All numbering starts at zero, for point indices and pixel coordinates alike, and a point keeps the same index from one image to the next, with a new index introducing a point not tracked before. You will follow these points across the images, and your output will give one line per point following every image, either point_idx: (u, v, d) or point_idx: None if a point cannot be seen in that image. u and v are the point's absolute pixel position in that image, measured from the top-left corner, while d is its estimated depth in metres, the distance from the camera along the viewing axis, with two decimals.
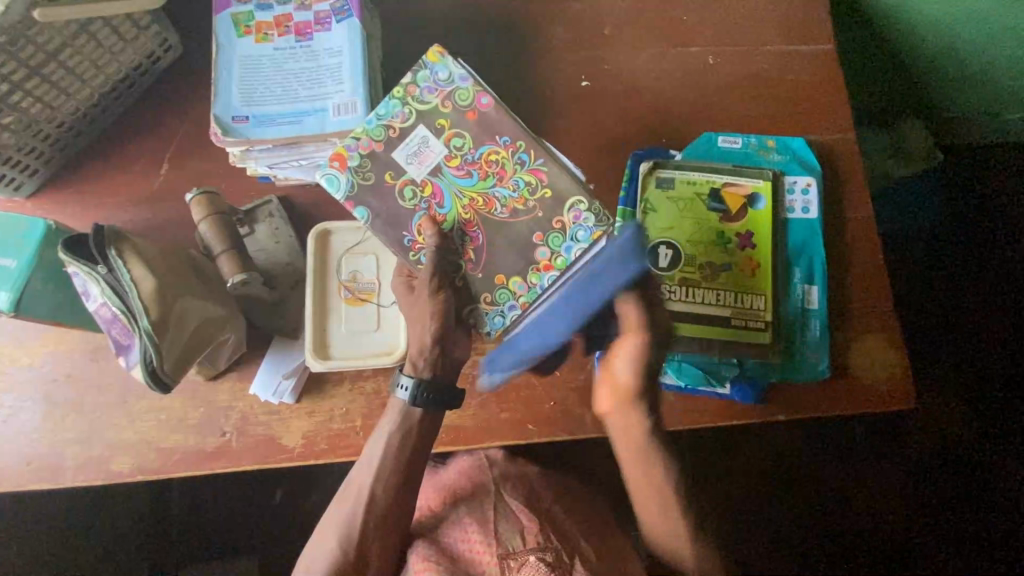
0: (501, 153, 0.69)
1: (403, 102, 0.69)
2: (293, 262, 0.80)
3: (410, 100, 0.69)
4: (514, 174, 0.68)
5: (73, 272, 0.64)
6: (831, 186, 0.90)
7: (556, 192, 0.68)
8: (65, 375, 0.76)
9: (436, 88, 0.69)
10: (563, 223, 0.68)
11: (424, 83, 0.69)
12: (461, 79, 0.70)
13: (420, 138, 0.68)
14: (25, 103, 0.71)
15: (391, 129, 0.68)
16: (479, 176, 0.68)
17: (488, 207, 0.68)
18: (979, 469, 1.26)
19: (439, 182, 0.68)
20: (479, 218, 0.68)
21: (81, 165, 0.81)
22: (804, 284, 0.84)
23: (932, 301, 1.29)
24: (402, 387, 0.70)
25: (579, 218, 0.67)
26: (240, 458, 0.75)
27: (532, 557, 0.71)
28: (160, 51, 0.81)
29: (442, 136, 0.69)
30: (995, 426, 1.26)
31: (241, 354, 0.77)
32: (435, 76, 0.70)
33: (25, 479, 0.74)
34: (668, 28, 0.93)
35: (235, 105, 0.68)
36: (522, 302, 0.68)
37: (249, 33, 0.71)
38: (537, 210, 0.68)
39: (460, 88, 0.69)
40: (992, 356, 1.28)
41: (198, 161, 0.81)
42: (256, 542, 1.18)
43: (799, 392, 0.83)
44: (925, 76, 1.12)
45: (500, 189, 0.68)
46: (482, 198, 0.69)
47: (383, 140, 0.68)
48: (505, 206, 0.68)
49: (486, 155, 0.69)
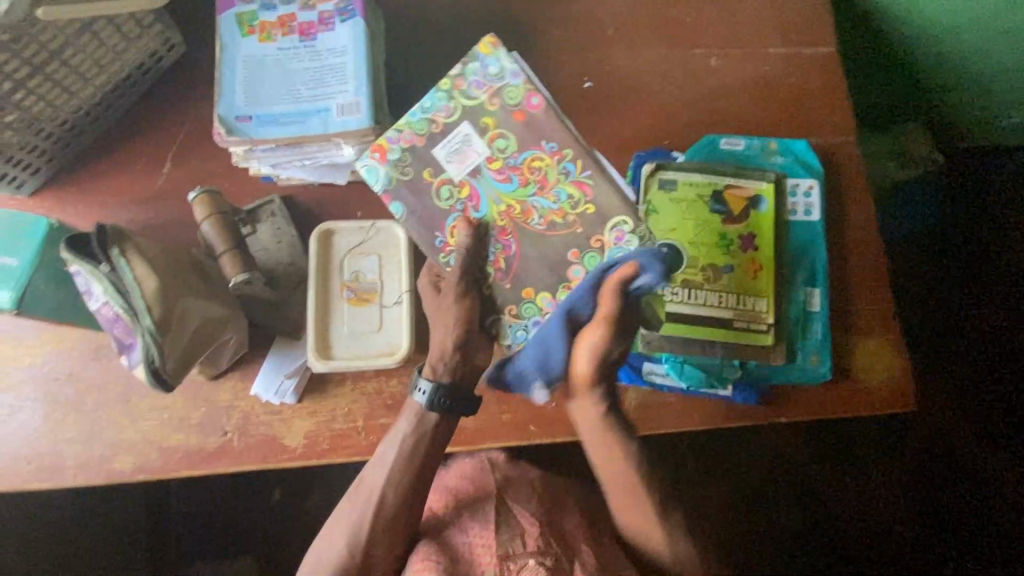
0: (545, 160, 0.69)
1: (451, 95, 0.70)
2: (295, 262, 0.80)
3: (458, 95, 0.70)
4: (557, 186, 0.69)
5: (76, 271, 0.64)
6: (833, 188, 0.90)
7: (600, 209, 0.68)
8: (66, 373, 0.76)
9: (485, 83, 0.70)
10: (602, 243, 0.68)
11: (474, 77, 0.70)
12: (511, 77, 0.70)
13: (461, 137, 0.69)
14: (28, 101, 0.71)
15: (435, 123, 0.70)
16: (522, 183, 0.69)
17: (526, 216, 0.69)
18: (979, 475, 1.25)
19: (478, 184, 0.69)
20: (515, 227, 0.69)
21: (83, 163, 0.81)
22: (806, 286, 0.84)
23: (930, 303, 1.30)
24: (419, 390, 0.70)
25: (619, 239, 0.67)
26: (241, 458, 0.75)
27: (532, 561, 0.71)
28: (163, 49, 0.81)
29: (486, 136, 0.69)
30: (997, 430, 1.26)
31: (242, 354, 0.77)
32: (485, 74, 0.70)
33: (25, 478, 0.74)
34: (671, 30, 0.93)
35: (238, 104, 0.68)
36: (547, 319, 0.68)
37: (252, 32, 0.71)
38: (576, 225, 0.68)
39: (510, 86, 0.70)
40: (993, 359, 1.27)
41: (200, 160, 0.81)
42: (257, 541, 1.18)
43: (801, 394, 0.83)
44: (926, 79, 1.13)
45: (540, 199, 0.68)
46: (519, 206, 0.69)
47: (425, 134, 0.69)
48: (543, 217, 0.69)
49: (529, 162, 0.69)
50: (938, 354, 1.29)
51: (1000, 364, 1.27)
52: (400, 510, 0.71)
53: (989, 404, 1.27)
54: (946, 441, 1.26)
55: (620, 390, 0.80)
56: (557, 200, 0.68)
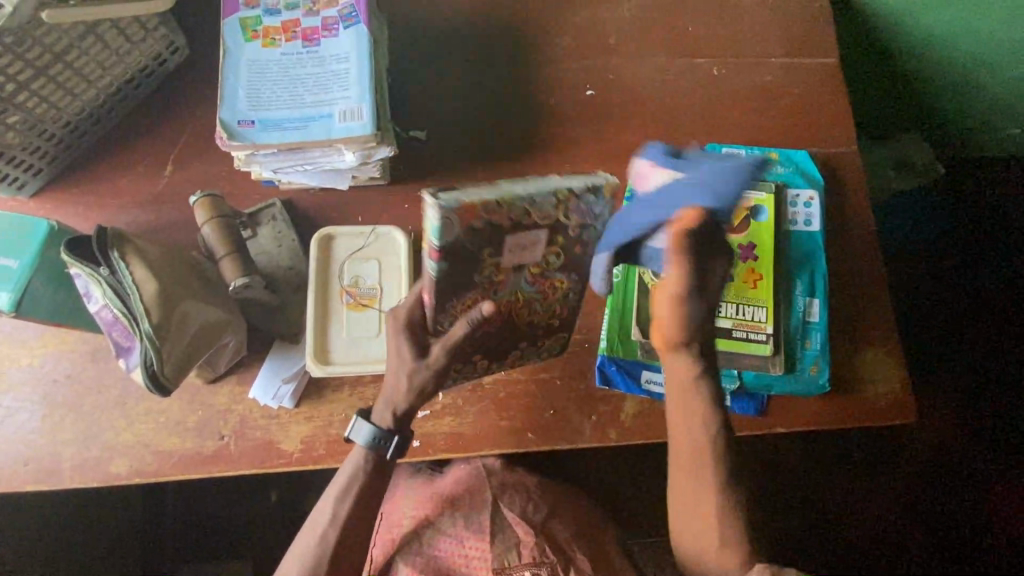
0: (565, 285, 0.69)
1: (559, 201, 0.58)
2: (295, 266, 0.80)
3: (563, 207, 0.59)
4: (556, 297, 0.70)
5: (75, 274, 0.64)
6: (832, 199, 0.90)
7: (566, 323, 0.74)
8: (63, 375, 0.76)
9: (588, 216, 0.61)
10: (545, 343, 0.76)
11: (586, 207, 0.60)
12: (609, 224, 0.63)
13: (531, 240, 0.61)
14: (30, 102, 0.71)
15: (529, 217, 0.58)
16: (537, 290, 0.67)
17: (519, 314, 0.69)
18: (980, 485, 1.25)
19: (511, 279, 0.64)
20: (506, 318, 0.68)
21: (84, 164, 0.81)
22: (806, 297, 0.84)
23: (934, 314, 1.29)
24: (365, 434, 0.70)
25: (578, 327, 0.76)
26: (237, 462, 0.75)
27: (527, 573, 0.73)
28: (167, 52, 0.81)
29: (549, 248, 0.63)
30: (996, 441, 1.26)
31: (241, 358, 0.77)
32: (597, 208, 0.61)
33: (20, 479, 0.74)
34: (673, 39, 0.94)
35: (241, 109, 0.68)
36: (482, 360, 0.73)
37: (256, 37, 0.71)
38: (543, 330, 0.73)
39: (597, 229, 0.63)
40: (992, 370, 1.27)
41: (201, 162, 0.81)
42: (251, 544, 1.18)
43: (800, 404, 0.82)
44: (927, 91, 1.13)
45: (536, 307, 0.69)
46: (521, 302, 0.68)
47: (515, 222, 0.58)
48: (530, 318, 0.71)
49: (556, 280, 0.68)
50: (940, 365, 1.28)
51: (999, 374, 1.27)
52: None
53: (988, 414, 1.27)
54: (946, 450, 1.25)
55: (618, 398, 0.80)
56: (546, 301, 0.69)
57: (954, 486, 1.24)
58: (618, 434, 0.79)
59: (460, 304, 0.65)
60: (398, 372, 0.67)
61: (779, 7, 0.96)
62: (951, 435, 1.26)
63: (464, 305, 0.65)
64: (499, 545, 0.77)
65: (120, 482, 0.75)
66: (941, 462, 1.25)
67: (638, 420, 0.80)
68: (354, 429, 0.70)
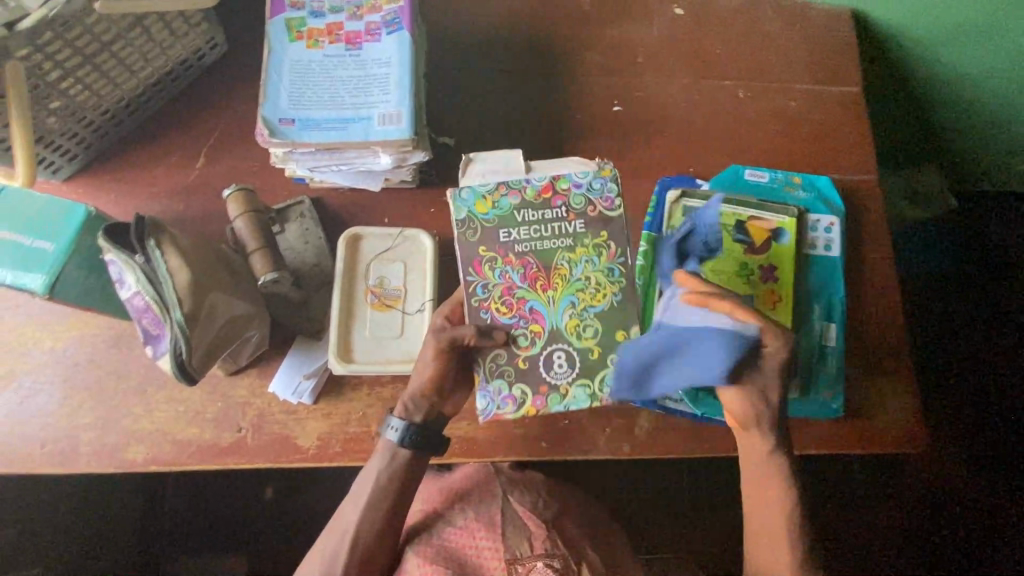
0: (561, 274, 0.73)
1: (594, 393, 0.71)
2: (320, 263, 0.81)
3: (615, 368, 0.71)
4: (586, 253, 0.73)
5: (109, 259, 0.65)
6: (852, 226, 0.91)
7: (612, 233, 0.74)
8: (86, 360, 0.77)
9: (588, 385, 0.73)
10: (595, 207, 0.74)
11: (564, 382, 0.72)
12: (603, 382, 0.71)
13: (569, 363, 0.71)
14: (73, 89, 0.72)
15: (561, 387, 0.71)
16: (528, 306, 0.72)
17: (533, 264, 0.73)
18: (977, 512, 1.26)
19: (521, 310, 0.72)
20: (531, 261, 0.73)
21: (117, 153, 0.81)
22: (823, 321, 0.85)
23: (941, 344, 1.31)
24: (391, 428, 0.72)
25: (578, 187, 0.74)
26: (254, 456, 0.75)
27: (540, 563, 0.71)
28: (207, 47, 0.82)
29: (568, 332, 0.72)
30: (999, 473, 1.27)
31: (263, 351, 0.77)
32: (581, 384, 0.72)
33: (37, 463, 0.74)
34: (700, 61, 0.95)
35: (283, 107, 0.69)
36: (522, 191, 0.74)
37: (300, 38, 0.72)
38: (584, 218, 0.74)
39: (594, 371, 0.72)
40: (999, 403, 1.29)
41: (234, 157, 0.83)
42: (243, 535, 1.17)
43: (815, 428, 0.83)
44: (946, 126, 1.14)
45: (564, 259, 0.73)
46: (553, 276, 0.73)
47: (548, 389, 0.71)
48: (575, 216, 0.74)
49: (533, 309, 0.72)
50: (944, 394, 1.29)
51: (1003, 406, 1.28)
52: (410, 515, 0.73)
53: (992, 445, 1.28)
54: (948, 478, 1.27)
55: (634, 412, 0.80)
56: (541, 216, 0.73)
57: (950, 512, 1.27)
58: (631, 447, 0.80)
59: (492, 297, 0.72)
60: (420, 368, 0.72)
61: (806, 35, 0.98)
62: (953, 463, 1.28)
63: (501, 308, 0.72)
64: (511, 536, 0.75)
65: (136, 470, 0.75)
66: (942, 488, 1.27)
67: (652, 435, 0.80)
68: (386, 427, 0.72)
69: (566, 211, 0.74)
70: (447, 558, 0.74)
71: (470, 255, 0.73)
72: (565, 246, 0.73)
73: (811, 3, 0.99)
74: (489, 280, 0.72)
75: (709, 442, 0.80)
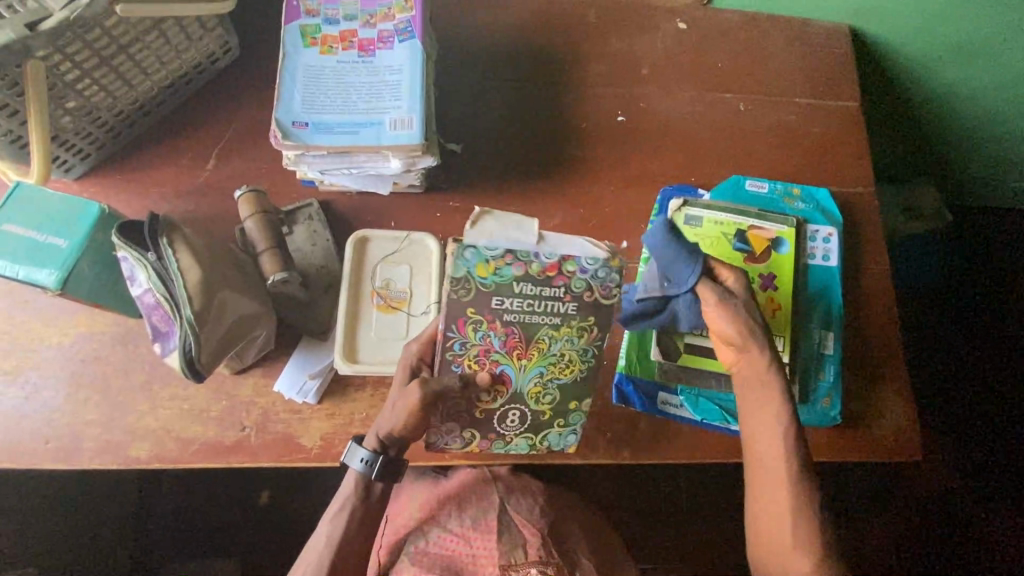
0: (540, 347, 0.64)
1: (534, 442, 0.73)
2: (327, 265, 0.82)
3: (558, 427, 0.72)
4: (570, 332, 0.63)
5: (122, 257, 0.66)
6: (850, 237, 0.93)
7: (603, 321, 0.63)
8: (93, 356, 0.77)
9: (556, 441, 0.74)
10: (593, 294, 0.61)
11: (552, 441, 0.74)
12: (568, 437, 0.74)
13: (521, 420, 0.69)
14: (90, 90, 0.74)
15: (508, 437, 0.71)
16: (515, 365, 0.64)
17: (517, 338, 0.63)
18: (986, 520, 1.28)
19: (512, 376, 0.65)
20: (521, 336, 0.63)
21: (129, 152, 0.83)
22: (821, 330, 0.87)
23: (948, 364, 1.32)
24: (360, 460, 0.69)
25: (583, 271, 0.60)
26: (257, 455, 0.75)
27: (533, 571, 0.73)
28: (221, 51, 0.84)
29: (532, 394, 0.67)
30: (1007, 496, 1.28)
31: (267, 351, 0.78)
32: (563, 440, 0.74)
33: (40, 458, 0.74)
34: (702, 74, 0.97)
35: (296, 111, 0.71)
36: (527, 265, 0.59)
37: (314, 44, 0.74)
38: (589, 307, 0.62)
39: (564, 433, 0.73)
40: (1007, 425, 1.30)
41: (245, 159, 0.84)
42: (237, 535, 1.17)
43: (814, 435, 0.84)
44: (941, 142, 1.17)
45: (553, 341, 0.64)
46: (533, 347, 0.64)
47: (496, 442, 0.72)
48: (573, 301, 0.61)
49: (502, 373, 0.65)
50: (949, 414, 1.31)
51: (1010, 415, 1.30)
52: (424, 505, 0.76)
53: (1002, 453, 1.29)
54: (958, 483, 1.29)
55: (634, 417, 0.81)
56: (539, 293, 0.60)
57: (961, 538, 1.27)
58: (631, 452, 0.80)
59: (468, 355, 0.64)
60: (393, 405, 0.67)
61: (806, 51, 1.00)
62: (963, 468, 1.29)
63: (474, 367, 0.65)
64: (505, 543, 0.76)
65: (139, 467, 0.76)
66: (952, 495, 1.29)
67: (651, 439, 0.81)
68: (349, 453, 0.70)
69: (565, 291, 0.61)
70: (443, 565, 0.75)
71: (454, 312, 0.62)
72: (551, 323, 0.63)
73: (811, 20, 1.02)
74: (469, 339, 0.63)
75: (715, 444, 0.82)
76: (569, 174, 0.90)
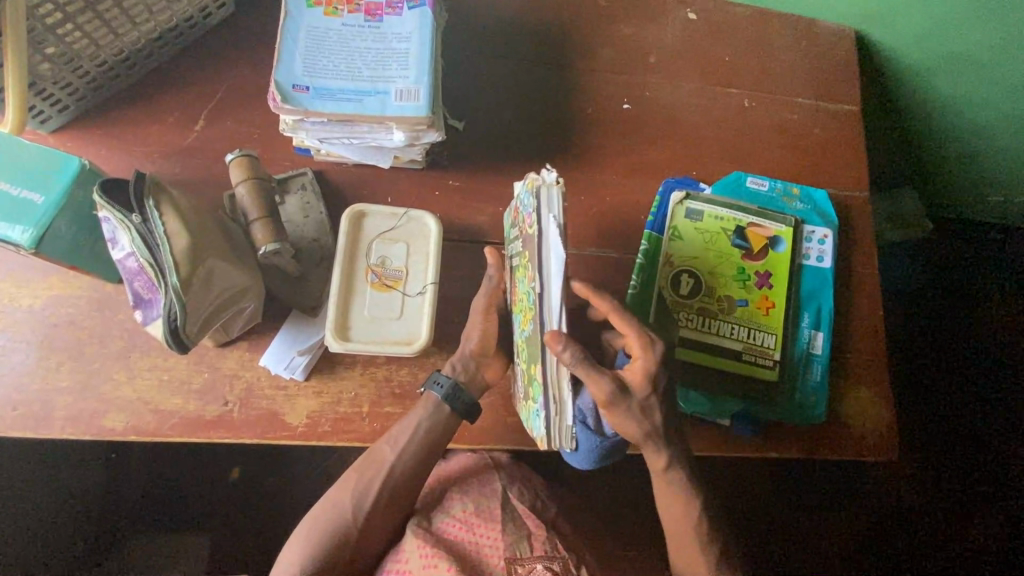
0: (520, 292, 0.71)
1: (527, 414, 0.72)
2: (320, 239, 0.79)
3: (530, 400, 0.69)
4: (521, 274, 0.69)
5: (103, 217, 0.63)
6: (843, 239, 0.94)
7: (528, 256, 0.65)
8: (66, 319, 0.73)
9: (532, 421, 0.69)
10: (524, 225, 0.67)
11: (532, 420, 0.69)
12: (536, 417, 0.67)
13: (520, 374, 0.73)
14: (72, 36, 0.69)
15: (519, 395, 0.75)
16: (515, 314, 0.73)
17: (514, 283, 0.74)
18: (951, 520, 1.30)
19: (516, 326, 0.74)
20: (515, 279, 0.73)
21: (111, 107, 0.78)
22: (810, 330, 0.88)
23: (933, 376, 1.36)
24: (436, 383, 0.74)
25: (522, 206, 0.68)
26: (239, 430, 0.73)
27: (540, 565, 0.70)
28: (214, 6, 0.80)
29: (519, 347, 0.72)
30: (975, 511, 1.31)
31: (254, 325, 0.75)
32: (535, 421, 0.67)
33: (5, 425, 0.70)
34: (709, 67, 0.97)
35: (297, 74, 0.67)
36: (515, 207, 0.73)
37: (319, 4, 0.71)
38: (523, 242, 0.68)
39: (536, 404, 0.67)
40: (974, 434, 1.34)
41: (236, 122, 0.80)
42: (203, 513, 1.13)
43: (797, 432, 0.85)
44: (934, 151, 1.19)
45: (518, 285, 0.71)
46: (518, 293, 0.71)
47: (518, 400, 0.76)
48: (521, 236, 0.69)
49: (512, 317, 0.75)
50: (926, 420, 1.34)
51: (976, 419, 1.35)
52: (410, 487, 0.75)
53: (968, 456, 1.33)
54: (927, 482, 1.32)
55: None
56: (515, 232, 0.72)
57: (933, 549, 1.29)
58: None
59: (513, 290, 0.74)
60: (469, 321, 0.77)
61: (812, 51, 1.00)
62: (933, 468, 1.32)
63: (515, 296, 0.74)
64: (510, 535, 0.74)
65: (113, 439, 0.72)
66: (921, 494, 1.31)
67: None
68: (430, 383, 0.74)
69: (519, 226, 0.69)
70: (448, 550, 0.71)
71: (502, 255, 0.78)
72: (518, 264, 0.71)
73: (819, 19, 1.02)
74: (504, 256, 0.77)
75: (694, 437, 0.83)
76: (569, 159, 0.89)
